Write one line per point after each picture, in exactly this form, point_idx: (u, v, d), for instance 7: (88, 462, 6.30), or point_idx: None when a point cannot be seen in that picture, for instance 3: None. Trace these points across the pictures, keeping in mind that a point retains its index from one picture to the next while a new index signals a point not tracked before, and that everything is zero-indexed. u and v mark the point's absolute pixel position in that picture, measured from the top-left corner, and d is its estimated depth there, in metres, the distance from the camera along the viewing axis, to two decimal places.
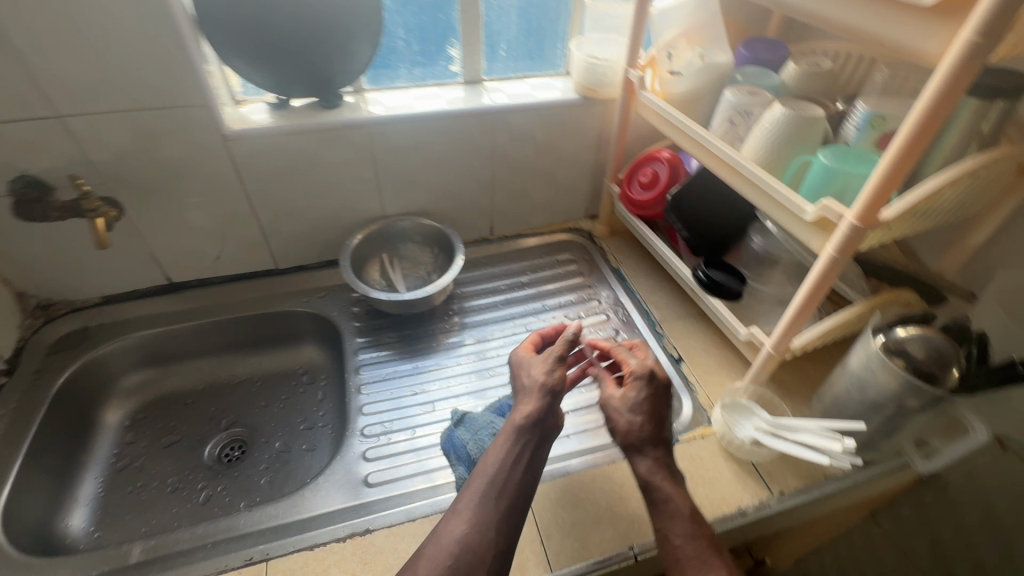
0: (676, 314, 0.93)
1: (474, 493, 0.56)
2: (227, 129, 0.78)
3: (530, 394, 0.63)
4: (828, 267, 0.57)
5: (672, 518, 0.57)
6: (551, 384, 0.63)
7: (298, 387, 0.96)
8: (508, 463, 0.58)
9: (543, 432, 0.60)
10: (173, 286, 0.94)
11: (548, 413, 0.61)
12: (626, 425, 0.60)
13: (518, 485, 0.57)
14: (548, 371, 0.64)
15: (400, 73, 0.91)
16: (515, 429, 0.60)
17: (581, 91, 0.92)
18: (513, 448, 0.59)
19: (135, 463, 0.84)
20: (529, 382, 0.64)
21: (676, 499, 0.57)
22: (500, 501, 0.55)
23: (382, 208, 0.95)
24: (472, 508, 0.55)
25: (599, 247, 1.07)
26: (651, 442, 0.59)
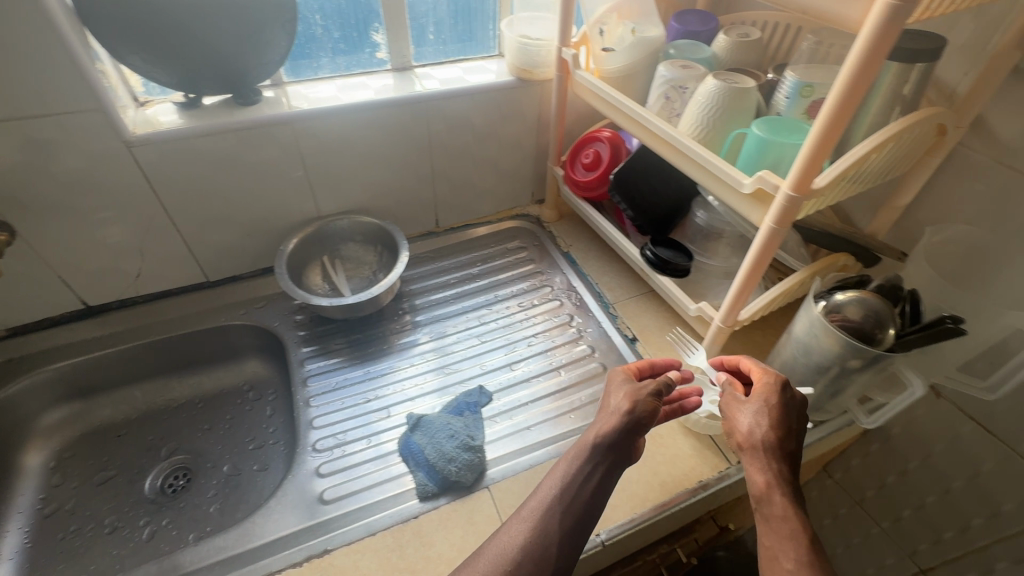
0: (629, 294, 0.93)
1: (537, 504, 0.54)
2: (130, 134, 0.71)
3: (605, 415, 0.58)
4: (768, 239, 0.58)
5: (784, 537, 0.50)
6: (636, 412, 0.57)
7: (244, 405, 0.90)
8: (578, 482, 0.54)
9: (616, 456, 0.56)
10: (91, 311, 0.86)
11: (626, 438, 0.56)
12: (747, 429, 0.56)
13: (584, 506, 0.53)
14: (639, 391, 0.59)
15: (321, 63, 0.85)
16: (588, 449, 0.56)
17: (516, 73, 0.89)
18: (585, 466, 0.55)
19: (65, 507, 0.77)
20: (612, 403, 0.60)
21: (793, 517, 0.50)
22: (564, 517, 0.53)
23: (317, 208, 0.90)
24: (537, 518, 0.53)
25: (548, 232, 1.05)
26: (769, 451, 0.54)
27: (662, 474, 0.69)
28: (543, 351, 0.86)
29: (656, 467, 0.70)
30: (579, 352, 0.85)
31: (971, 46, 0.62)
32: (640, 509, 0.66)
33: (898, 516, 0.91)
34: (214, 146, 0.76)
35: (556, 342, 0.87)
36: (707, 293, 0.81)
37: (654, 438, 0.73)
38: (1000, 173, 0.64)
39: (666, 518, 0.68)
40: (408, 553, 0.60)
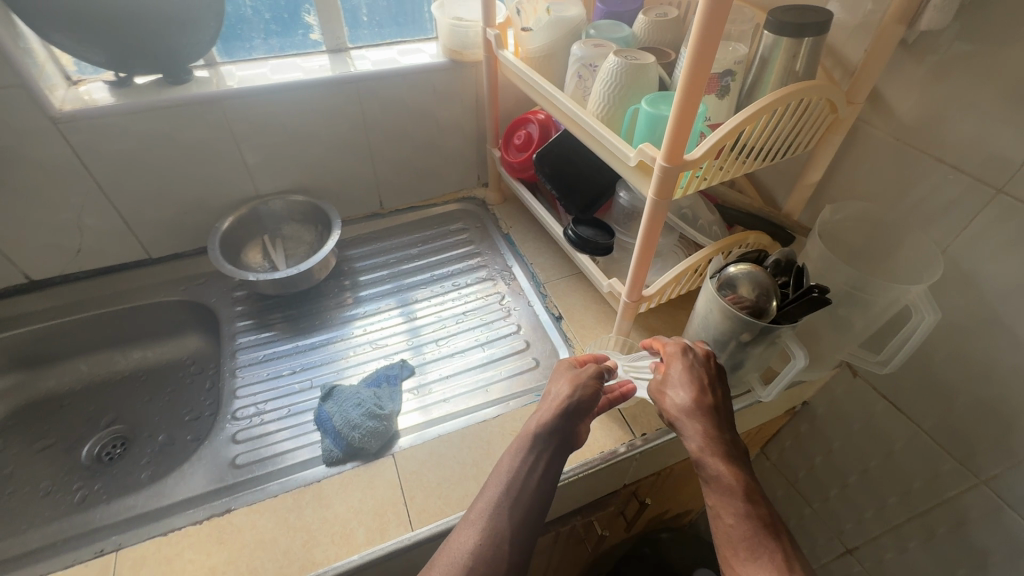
0: (561, 274, 0.94)
1: (487, 501, 0.55)
2: (57, 110, 0.73)
3: (547, 403, 0.63)
4: (653, 212, 0.59)
5: (724, 496, 0.51)
6: (574, 398, 0.61)
7: (185, 378, 0.93)
8: (523, 471, 0.57)
9: (559, 441, 0.59)
10: (35, 285, 0.89)
11: (565, 424, 0.60)
12: (670, 401, 0.59)
13: (532, 495, 0.56)
14: (575, 379, 0.64)
15: (255, 44, 0.87)
16: (532, 436, 0.60)
17: (449, 55, 0.90)
18: (530, 457, 0.58)
19: (4, 471, 0.80)
20: (552, 391, 0.64)
21: (726, 473, 0.52)
22: (513, 510, 0.54)
23: (255, 187, 0.92)
24: (485, 519, 0.54)
25: (491, 214, 1.07)
26: (691, 417, 0.56)
27: None
28: (470, 328, 0.87)
29: None
30: (505, 330, 0.87)
31: (868, 21, 0.62)
32: None
33: (826, 497, 0.92)
34: (143, 123, 0.78)
35: (485, 319, 0.89)
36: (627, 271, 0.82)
37: None
38: (899, 149, 0.64)
39: (567, 487, 0.69)
40: (305, 513, 0.62)
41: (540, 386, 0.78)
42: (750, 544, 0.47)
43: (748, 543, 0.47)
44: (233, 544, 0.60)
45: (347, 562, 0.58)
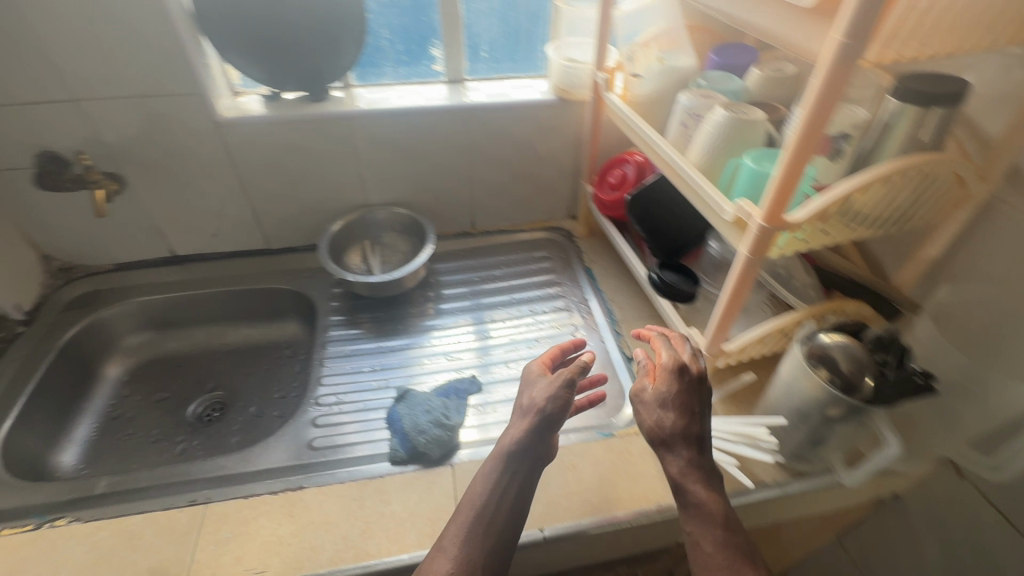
0: (638, 315, 0.93)
1: (459, 528, 0.57)
2: (220, 116, 0.86)
3: (523, 416, 0.63)
4: (744, 268, 0.58)
5: (701, 521, 0.54)
6: (547, 411, 0.61)
7: (279, 359, 1.03)
8: (496, 495, 0.59)
9: (532, 458, 0.61)
10: (177, 259, 1.04)
11: (538, 440, 0.61)
12: (655, 422, 0.58)
13: (506, 516, 0.58)
14: (551, 393, 0.63)
15: (386, 71, 0.96)
16: (505, 453, 0.61)
17: (558, 93, 0.95)
18: (503, 479, 0.59)
19: (127, 414, 0.93)
20: (528, 401, 0.64)
21: (706, 500, 0.55)
22: (486, 538, 0.56)
23: (365, 197, 1.01)
24: (456, 547, 0.55)
25: (576, 247, 1.09)
26: (676, 444, 0.57)
27: (621, 488, 0.69)
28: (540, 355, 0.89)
29: (616, 482, 0.70)
30: None
31: (1013, 96, 0.58)
32: (589, 516, 0.66)
33: None
34: (284, 132, 0.89)
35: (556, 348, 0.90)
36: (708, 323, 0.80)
37: (623, 452, 0.73)
38: None
39: (618, 533, 0.67)
40: (365, 504, 0.67)
41: (602, 424, 0.78)
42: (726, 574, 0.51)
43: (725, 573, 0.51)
44: (300, 518, 0.65)
45: (397, 559, 0.61)
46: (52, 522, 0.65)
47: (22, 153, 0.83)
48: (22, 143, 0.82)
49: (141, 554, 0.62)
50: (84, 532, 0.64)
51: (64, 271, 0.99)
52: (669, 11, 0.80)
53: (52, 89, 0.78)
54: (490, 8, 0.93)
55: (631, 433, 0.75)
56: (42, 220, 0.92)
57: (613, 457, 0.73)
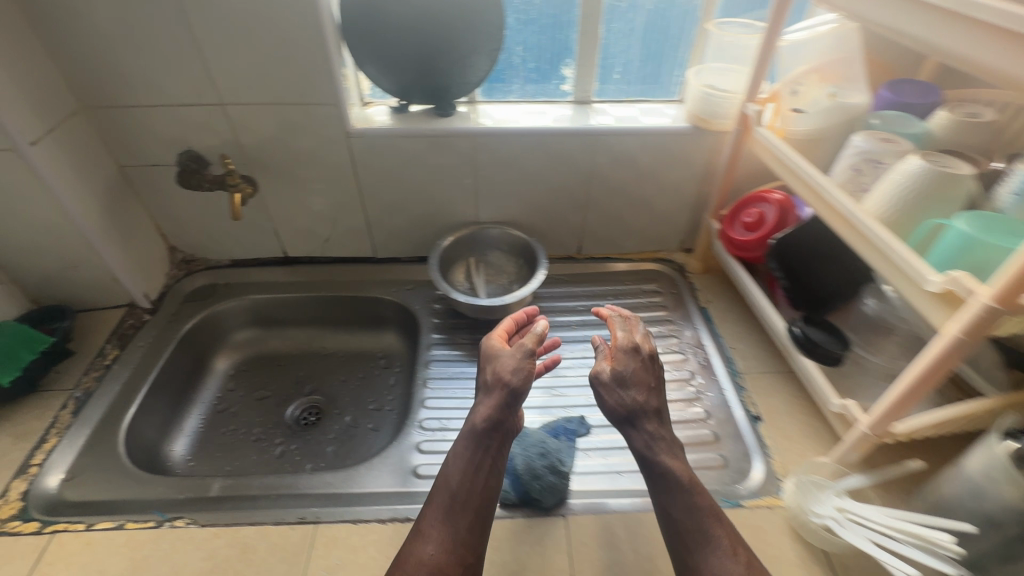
0: (763, 368, 0.85)
1: (436, 512, 0.60)
2: (352, 127, 0.86)
3: (491, 393, 0.67)
4: (949, 349, 0.49)
5: (667, 491, 0.61)
6: (515, 385, 0.67)
7: (374, 369, 1.02)
8: (470, 472, 0.63)
9: (500, 432, 0.66)
10: (288, 260, 1.06)
11: (504, 415, 0.66)
12: (616, 403, 0.65)
13: (483, 488, 0.62)
14: (513, 367, 0.68)
15: (512, 88, 0.94)
16: (476, 431, 0.65)
17: (692, 121, 0.88)
18: (473, 457, 0.64)
19: (231, 408, 0.94)
20: (492, 379, 0.68)
21: (670, 471, 0.61)
22: (463, 516, 0.60)
23: (476, 214, 0.99)
24: (435, 531, 0.59)
25: (689, 282, 1.02)
26: (636, 418, 0.64)
27: None
28: None
29: None
30: (690, 413, 0.81)
31: None
32: None
33: None
34: (409, 146, 0.88)
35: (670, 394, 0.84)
36: (857, 391, 0.71)
37: (755, 528, 0.66)
38: None
39: None
40: None
41: (726, 490, 0.70)
42: (697, 534, 0.58)
43: (696, 533, 0.58)
44: None
45: None
46: (172, 522, 0.66)
47: (168, 150, 0.86)
48: (169, 141, 0.85)
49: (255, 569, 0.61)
50: (202, 538, 0.64)
51: (186, 263, 1.03)
52: (847, 43, 0.72)
53: (203, 92, 0.80)
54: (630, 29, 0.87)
55: (763, 506, 0.68)
56: (174, 214, 0.96)
57: (743, 533, 0.65)
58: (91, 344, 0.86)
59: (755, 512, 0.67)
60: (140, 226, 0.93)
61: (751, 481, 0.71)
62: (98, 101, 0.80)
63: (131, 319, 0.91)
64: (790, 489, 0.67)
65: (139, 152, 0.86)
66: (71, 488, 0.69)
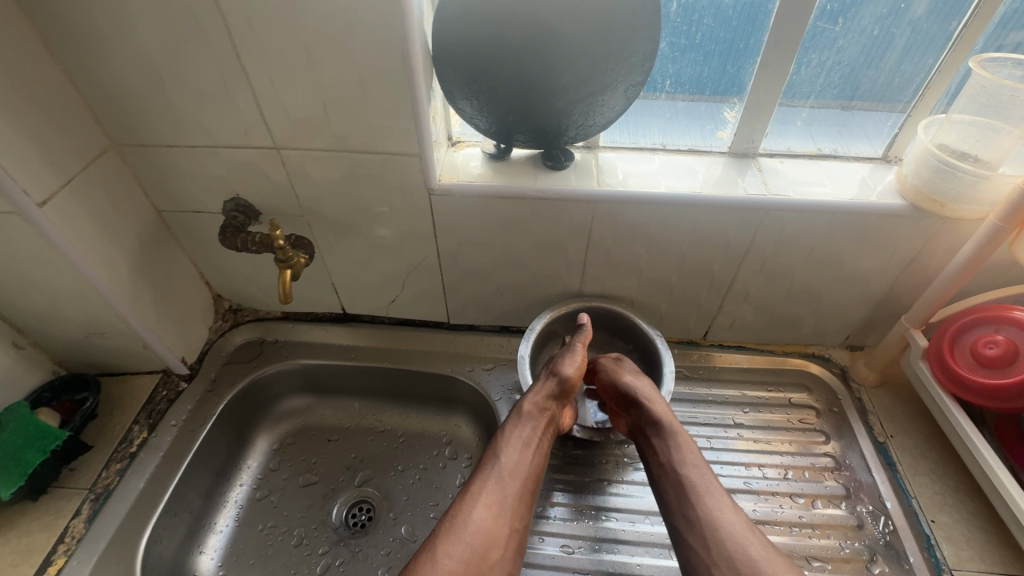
0: (981, 561, 0.60)
1: (487, 475, 0.59)
2: (436, 181, 0.66)
3: (547, 379, 0.69)
4: None
5: (677, 449, 0.60)
6: (570, 371, 0.68)
7: (439, 460, 0.84)
8: (521, 445, 0.63)
9: (551, 416, 0.67)
10: (346, 317, 0.89)
11: (558, 399, 0.68)
12: (632, 378, 0.67)
13: (532, 464, 0.62)
14: (570, 358, 0.70)
15: (649, 131, 0.71)
16: (530, 409, 0.66)
17: (910, 196, 0.62)
18: (525, 432, 0.64)
19: (272, 498, 0.80)
20: (550, 368, 0.70)
21: (682, 434, 0.62)
22: (513, 485, 0.59)
23: (580, 287, 0.78)
24: (484, 492, 0.58)
25: (856, 398, 0.76)
26: (650, 389, 0.66)
27: None
28: None
29: None
30: None
31: None
32: None
33: None
34: (506, 208, 0.67)
35: None
36: None
37: None
38: None
39: None
40: None
41: None
42: (708, 491, 0.56)
43: (706, 491, 0.56)
44: None
45: None
46: None
47: (212, 197, 0.70)
48: (214, 188, 0.69)
49: None
50: None
51: (232, 312, 0.88)
52: None
53: (254, 134, 0.62)
54: (835, 60, 0.62)
55: None
56: (220, 263, 0.80)
57: None
58: (118, 422, 0.73)
59: None
60: (181, 278, 0.78)
61: None
62: (130, 138, 0.64)
63: (164, 390, 0.77)
64: None
65: (179, 198, 0.70)
66: None
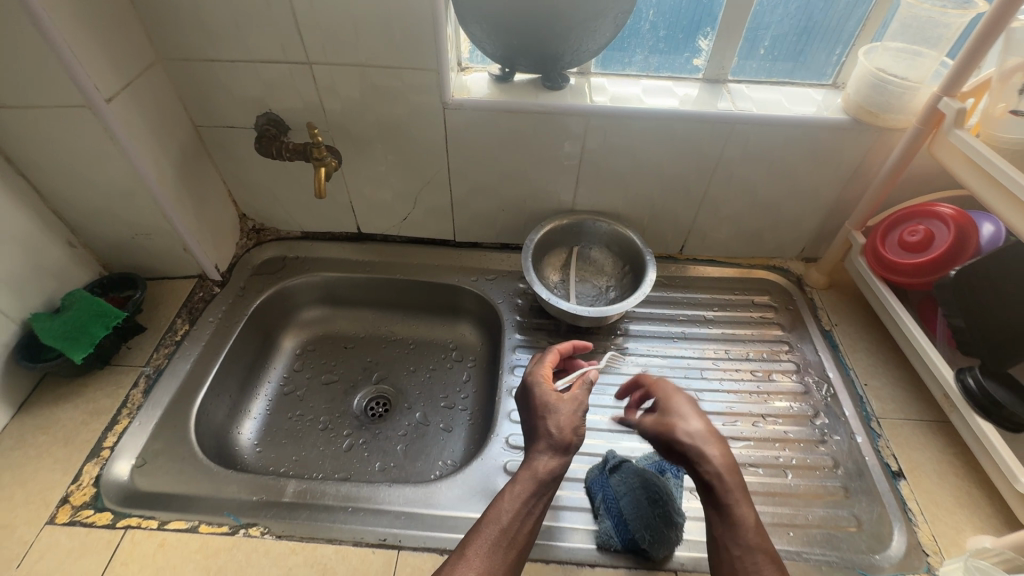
0: (904, 411, 0.73)
1: (485, 541, 0.52)
2: (449, 97, 0.75)
3: (555, 445, 0.59)
4: None
5: (729, 527, 0.53)
6: (574, 441, 0.59)
7: (446, 362, 0.95)
8: (521, 514, 0.54)
9: (554, 488, 0.58)
10: (361, 236, 0.98)
11: (565, 470, 0.59)
12: (681, 430, 0.57)
13: (527, 536, 0.54)
14: (575, 425, 0.60)
15: (634, 60, 0.81)
16: (536, 479, 0.56)
17: (853, 112, 0.73)
18: (529, 501, 0.55)
19: (298, 392, 0.89)
20: (556, 431, 0.59)
21: (738, 507, 0.53)
22: (508, 554, 0.52)
23: (573, 202, 0.88)
24: (480, 559, 0.50)
25: (808, 299, 0.89)
26: (702, 445, 0.55)
27: None
28: (768, 439, 0.73)
29: None
30: (814, 459, 0.70)
31: None
32: None
33: None
34: (511, 121, 0.77)
35: (789, 432, 0.73)
36: None
37: None
38: None
39: None
40: None
41: (863, 560, 0.61)
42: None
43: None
44: None
45: None
46: (246, 529, 0.60)
47: (246, 112, 0.78)
48: (249, 103, 0.77)
49: None
50: (278, 552, 0.58)
51: (255, 232, 0.97)
52: None
53: (290, 49, 0.71)
54: None
55: None
56: (247, 181, 0.89)
57: None
58: (162, 316, 0.82)
59: None
60: (213, 192, 0.86)
61: (890, 552, 0.61)
62: (176, 53, 0.71)
63: (201, 292, 0.86)
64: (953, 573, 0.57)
65: (216, 112, 0.78)
66: (142, 477, 0.65)
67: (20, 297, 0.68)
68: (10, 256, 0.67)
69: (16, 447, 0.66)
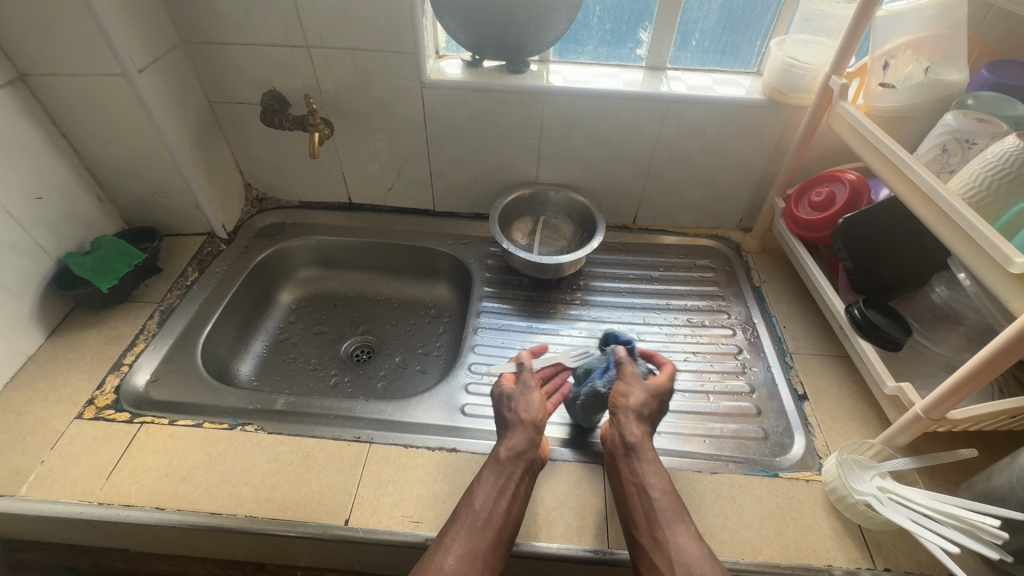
0: (814, 348, 0.85)
1: (460, 526, 0.57)
2: (426, 77, 0.88)
3: (514, 428, 0.66)
4: (1015, 341, 0.49)
5: (651, 474, 0.62)
6: (533, 418, 0.66)
7: (425, 317, 1.06)
8: (494, 496, 0.60)
9: (527, 463, 0.64)
10: (352, 207, 1.11)
11: (531, 445, 0.65)
12: (639, 399, 0.67)
13: (504, 513, 0.59)
14: (529, 407, 0.68)
15: (586, 50, 0.95)
16: (499, 461, 0.63)
17: (768, 93, 0.86)
18: (498, 482, 0.61)
19: (292, 338, 1.00)
20: (512, 417, 0.67)
21: (656, 462, 0.63)
22: (485, 534, 0.57)
23: (537, 175, 1.01)
24: (459, 542, 0.56)
25: (744, 261, 1.01)
26: (643, 416, 0.66)
27: (788, 538, 0.63)
28: (697, 372, 0.84)
29: (781, 526, 0.64)
30: (734, 386, 0.81)
31: None
32: (749, 556, 0.61)
33: None
34: (479, 100, 0.90)
35: (715, 366, 0.85)
36: (916, 380, 0.71)
37: (789, 498, 0.67)
38: None
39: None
40: None
41: (765, 461, 0.72)
42: (670, 512, 0.59)
43: (669, 512, 0.59)
44: (454, 480, 0.67)
45: (544, 547, 0.61)
46: (243, 426, 0.72)
47: (254, 89, 0.91)
48: (256, 82, 0.90)
49: (316, 476, 0.66)
50: (269, 443, 0.70)
51: (258, 201, 1.10)
52: (949, 15, 0.67)
53: (291, 35, 0.84)
54: None
55: (802, 479, 0.69)
56: (252, 153, 1.02)
57: (775, 500, 0.66)
58: (175, 265, 0.94)
59: (793, 484, 0.68)
60: (222, 162, 0.99)
61: (791, 455, 0.72)
62: (196, 37, 0.85)
63: (209, 247, 0.98)
64: (831, 467, 0.67)
65: (228, 89, 0.91)
66: (155, 389, 0.77)
67: (57, 238, 0.81)
68: (51, 202, 0.79)
69: (50, 361, 0.78)
